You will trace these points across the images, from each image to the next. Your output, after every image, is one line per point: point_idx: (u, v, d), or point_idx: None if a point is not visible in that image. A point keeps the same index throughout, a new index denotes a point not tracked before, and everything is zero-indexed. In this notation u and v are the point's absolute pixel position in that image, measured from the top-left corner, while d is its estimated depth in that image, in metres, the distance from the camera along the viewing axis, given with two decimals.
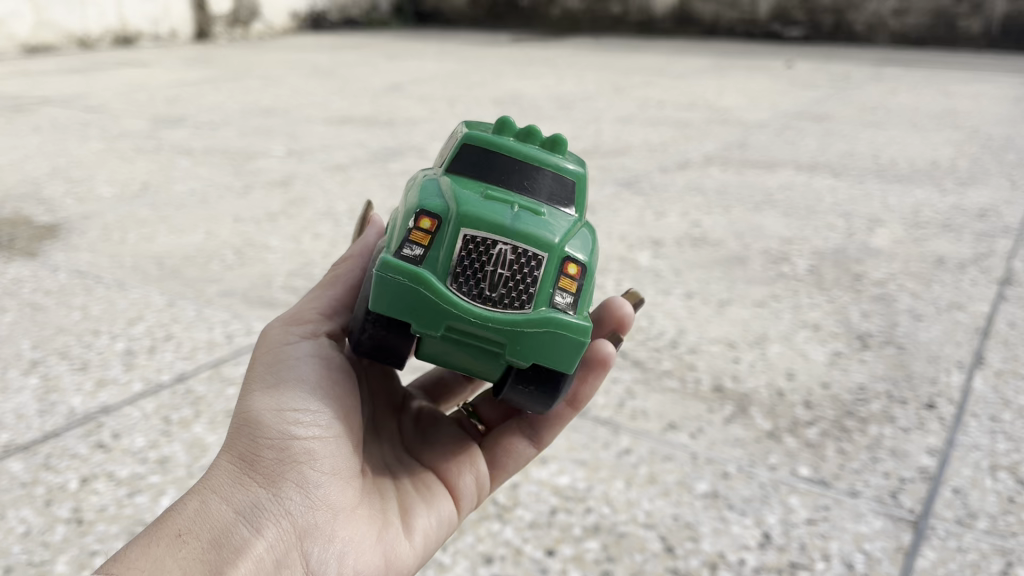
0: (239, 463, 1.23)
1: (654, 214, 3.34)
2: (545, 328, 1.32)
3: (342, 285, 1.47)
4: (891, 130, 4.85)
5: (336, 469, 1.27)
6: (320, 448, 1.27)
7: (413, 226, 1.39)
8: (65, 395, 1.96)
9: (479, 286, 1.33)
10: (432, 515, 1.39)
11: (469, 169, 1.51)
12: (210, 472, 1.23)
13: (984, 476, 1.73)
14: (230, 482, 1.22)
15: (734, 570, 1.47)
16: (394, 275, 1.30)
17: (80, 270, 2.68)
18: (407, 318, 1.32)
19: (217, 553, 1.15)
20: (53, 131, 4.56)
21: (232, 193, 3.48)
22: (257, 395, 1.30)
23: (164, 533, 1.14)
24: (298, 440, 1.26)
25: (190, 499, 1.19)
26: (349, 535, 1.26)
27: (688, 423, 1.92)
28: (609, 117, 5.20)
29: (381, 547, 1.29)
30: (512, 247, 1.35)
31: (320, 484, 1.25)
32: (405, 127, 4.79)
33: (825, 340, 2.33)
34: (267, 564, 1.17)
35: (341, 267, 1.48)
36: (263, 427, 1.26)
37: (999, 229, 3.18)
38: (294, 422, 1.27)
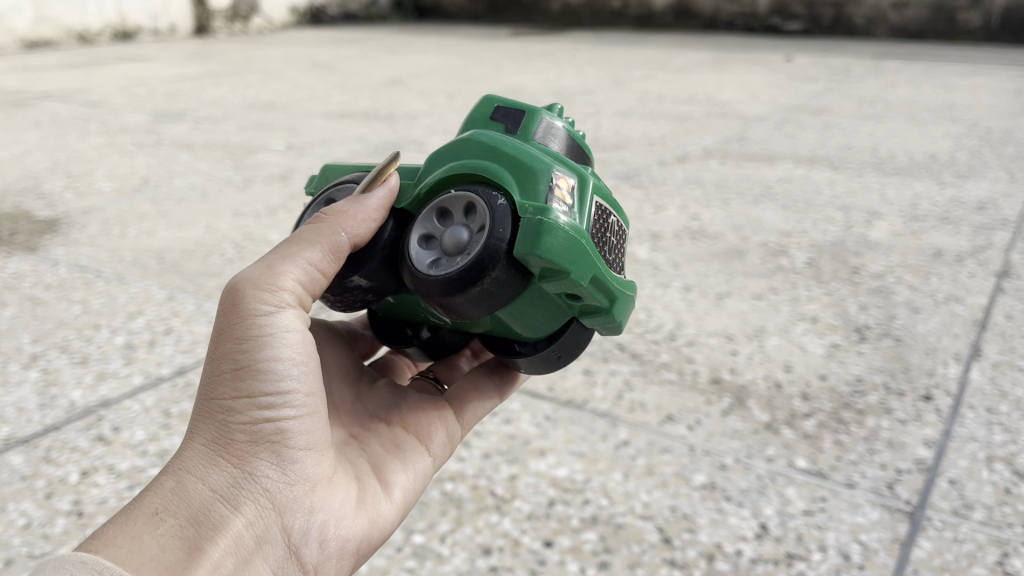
0: (214, 444, 1.21)
1: (653, 208, 3.35)
2: (634, 295, 1.45)
3: (325, 246, 1.28)
4: (890, 124, 4.86)
5: (311, 442, 1.27)
6: (296, 424, 1.25)
7: (553, 182, 1.30)
8: (65, 388, 1.97)
9: (603, 252, 1.38)
10: (410, 472, 1.42)
11: (550, 145, 1.44)
12: (183, 449, 1.21)
13: (981, 467, 1.74)
14: (205, 459, 1.20)
15: (731, 561, 1.48)
16: (560, 225, 1.24)
17: (80, 265, 2.69)
18: (563, 266, 1.24)
19: (195, 531, 1.15)
20: (54, 126, 4.57)
21: (232, 187, 3.49)
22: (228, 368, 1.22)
23: (140, 512, 1.13)
24: (273, 417, 1.23)
25: (165, 478, 1.19)
26: (327, 505, 1.27)
27: (685, 415, 1.92)
28: (609, 111, 5.21)
29: (361, 515, 1.31)
30: (612, 225, 1.45)
31: (296, 460, 1.25)
32: (405, 121, 4.79)
33: (823, 332, 2.34)
34: (245, 543, 1.18)
35: (328, 225, 1.29)
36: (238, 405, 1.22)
37: (996, 222, 3.19)
38: (269, 400, 1.22)
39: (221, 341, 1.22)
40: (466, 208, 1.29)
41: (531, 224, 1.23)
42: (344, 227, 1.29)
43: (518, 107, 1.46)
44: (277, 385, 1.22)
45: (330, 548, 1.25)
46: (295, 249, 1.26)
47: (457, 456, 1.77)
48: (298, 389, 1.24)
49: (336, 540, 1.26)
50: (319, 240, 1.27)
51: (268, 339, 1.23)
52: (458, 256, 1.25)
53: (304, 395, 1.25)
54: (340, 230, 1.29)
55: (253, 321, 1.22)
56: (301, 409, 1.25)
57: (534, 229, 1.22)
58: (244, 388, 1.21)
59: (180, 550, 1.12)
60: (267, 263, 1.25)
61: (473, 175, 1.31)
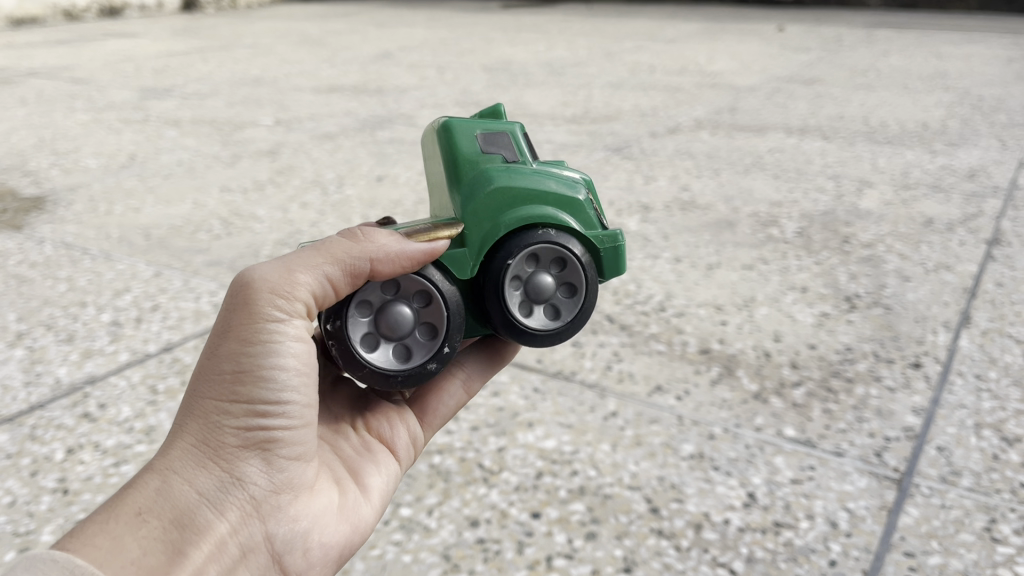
0: (204, 445, 1.11)
1: (644, 179, 3.33)
2: None
3: (341, 264, 1.13)
4: (881, 92, 4.84)
5: (302, 451, 1.17)
6: (290, 432, 1.14)
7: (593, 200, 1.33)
8: (50, 366, 1.96)
9: None
10: (384, 473, 1.30)
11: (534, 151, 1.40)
12: (169, 443, 1.11)
13: (970, 434, 1.74)
14: (193, 459, 1.10)
15: (719, 530, 1.48)
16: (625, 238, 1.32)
17: (66, 242, 2.67)
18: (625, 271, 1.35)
19: (178, 536, 1.05)
20: (40, 103, 4.53)
21: (220, 163, 3.46)
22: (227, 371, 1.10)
23: (123, 510, 1.03)
24: (267, 422, 1.12)
25: (149, 476, 1.08)
26: (311, 509, 1.18)
27: (674, 385, 1.92)
28: (600, 82, 5.18)
29: (345, 521, 1.21)
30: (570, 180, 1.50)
31: (284, 468, 1.15)
32: (394, 95, 4.75)
33: (813, 301, 2.33)
34: (227, 549, 1.09)
35: (347, 248, 1.13)
36: (233, 409, 1.11)
37: (987, 189, 3.18)
38: (266, 407, 1.11)
39: (222, 343, 1.10)
40: (561, 254, 1.24)
41: (608, 254, 1.30)
42: (372, 255, 1.13)
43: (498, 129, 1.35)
44: (277, 395, 1.12)
45: (313, 558, 1.16)
46: (313, 262, 1.12)
47: (446, 429, 1.77)
48: (298, 398, 1.14)
49: (320, 547, 1.17)
50: (336, 259, 1.12)
51: (273, 349, 1.11)
52: (545, 312, 1.26)
53: (303, 405, 1.14)
54: (366, 255, 1.13)
55: (260, 328, 1.10)
56: (298, 419, 1.14)
57: (613, 257, 1.31)
58: (243, 394, 1.10)
59: (161, 553, 1.02)
60: (286, 270, 1.11)
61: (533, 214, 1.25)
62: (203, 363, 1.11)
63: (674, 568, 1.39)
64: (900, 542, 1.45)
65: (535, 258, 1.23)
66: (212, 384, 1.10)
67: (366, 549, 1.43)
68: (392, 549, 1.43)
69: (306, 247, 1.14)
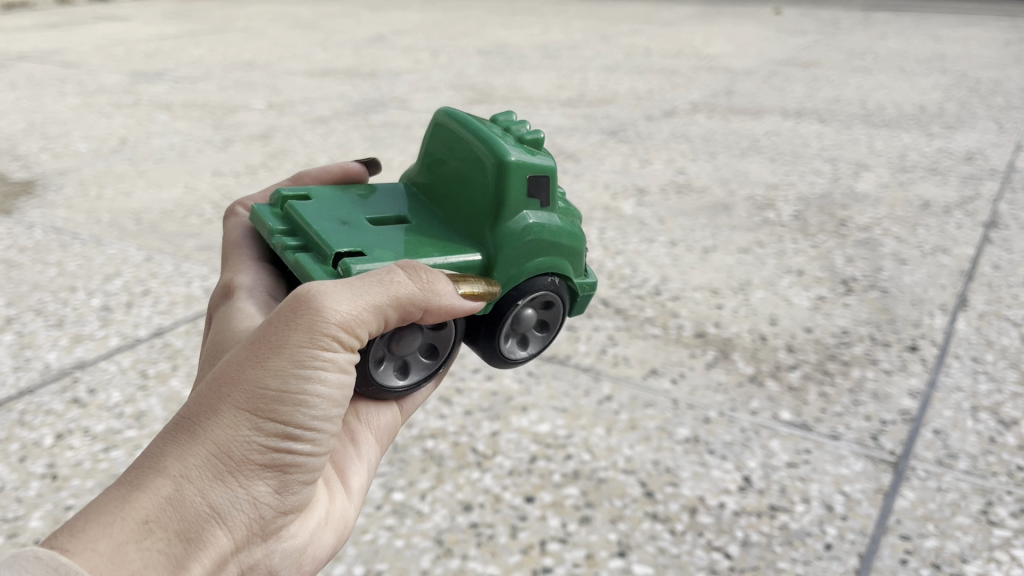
0: (230, 458, 0.94)
1: (639, 162, 3.31)
2: None
3: (402, 307, 1.03)
4: (878, 75, 4.81)
5: (313, 475, 1.06)
6: (312, 456, 1.03)
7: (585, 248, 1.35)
8: (40, 351, 1.94)
9: None
10: (365, 467, 1.26)
11: None
12: (186, 442, 0.93)
13: (966, 417, 1.73)
14: (214, 472, 0.93)
15: (713, 514, 1.47)
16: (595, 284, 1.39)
17: (56, 227, 2.64)
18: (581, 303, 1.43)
19: (183, 550, 0.90)
20: (30, 87, 4.48)
21: (212, 147, 3.43)
22: (272, 384, 0.95)
23: (130, 516, 0.86)
24: (294, 444, 1.00)
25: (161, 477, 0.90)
26: (302, 526, 1.09)
27: (669, 369, 1.91)
28: (596, 65, 5.14)
29: (328, 538, 1.13)
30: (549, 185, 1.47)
31: (295, 488, 1.04)
32: (388, 78, 4.72)
33: (810, 285, 2.31)
34: (219, 566, 0.96)
35: (408, 292, 1.03)
36: (268, 426, 0.96)
37: (984, 172, 3.17)
38: (299, 430, 0.99)
39: (274, 355, 0.95)
40: (552, 297, 1.28)
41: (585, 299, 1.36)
42: (428, 303, 1.05)
43: (541, 168, 1.25)
44: (312, 421, 1.00)
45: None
46: (381, 298, 1.01)
47: (439, 413, 1.75)
48: (326, 423, 1.03)
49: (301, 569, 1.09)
50: (399, 302, 1.03)
51: (322, 376, 0.98)
52: (516, 343, 1.29)
53: (327, 430, 1.04)
54: (421, 301, 1.05)
55: (320, 351, 0.97)
56: (321, 442, 1.04)
57: (585, 302, 1.37)
58: (282, 414, 0.97)
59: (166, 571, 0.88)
60: (357, 305, 0.98)
61: (546, 267, 1.26)
62: (243, 367, 0.95)
63: (669, 552, 1.38)
64: (895, 525, 1.44)
65: (532, 298, 1.26)
66: (252, 395, 0.94)
67: (358, 535, 1.42)
68: (384, 534, 1.42)
69: (375, 281, 1.01)
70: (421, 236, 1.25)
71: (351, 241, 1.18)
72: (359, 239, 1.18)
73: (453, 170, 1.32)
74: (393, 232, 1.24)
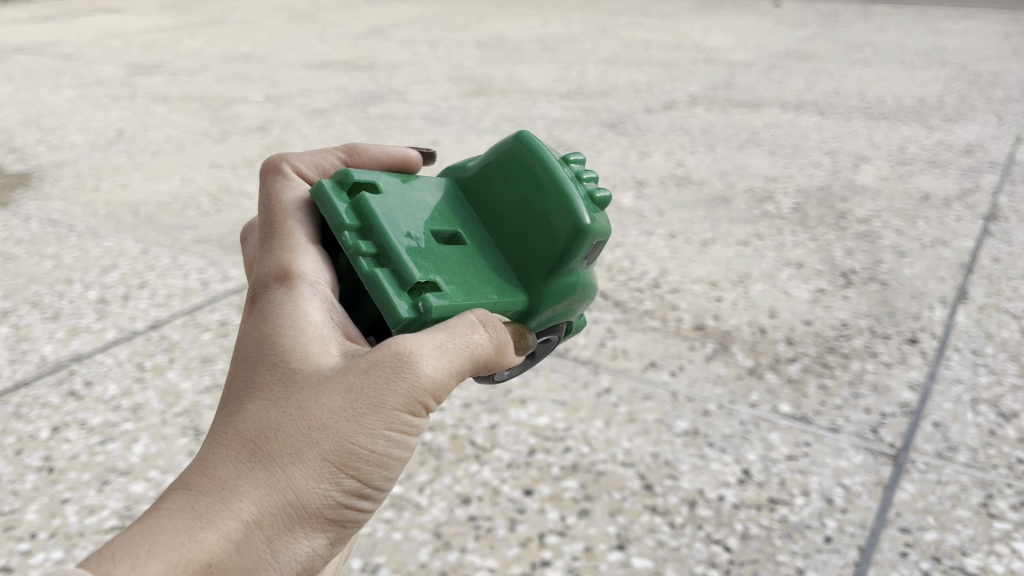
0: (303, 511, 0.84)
1: (638, 154, 3.30)
2: None
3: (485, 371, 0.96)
4: (878, 68, 4.80)
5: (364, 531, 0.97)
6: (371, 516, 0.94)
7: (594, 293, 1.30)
8: (36, 343, 1.94)
9: None
10: None
11: None
12: (260, 483, 0.82)
13: (966, 410, 1.72)
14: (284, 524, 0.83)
15: (713, 507, 1.46)
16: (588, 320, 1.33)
17: (52, 219, 2.63)
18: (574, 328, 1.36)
19: None
20: (27, 79, 4.46)
21: (209, 139, 3.42)
22: (357, 440, 0.86)
23: (196, 560, 0.75)
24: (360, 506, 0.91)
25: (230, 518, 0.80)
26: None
27: (668, 362, 1.90)
28: (594, 58, 5.13)
29: None
30: None
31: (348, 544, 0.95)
32: (386, 70, 4.70)
33: (809, 277, 2.31)
34: None
35: (492, 358, 0.96)
36: (345, 483, 0.87)
37: (984, 165, 3.16)
38: (370, 491, 0.90)
39: (368, 410, 0.86)
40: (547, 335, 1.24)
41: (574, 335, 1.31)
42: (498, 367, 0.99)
43: (607, 235, 1.14)
44: (384, 481, 0.91)
45: None
46: (473, 364, 0.93)
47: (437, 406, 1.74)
48: (392, 482, 0.94)
49: None
50: (484, 366, 0.95)
51: (405, 438, 0.90)
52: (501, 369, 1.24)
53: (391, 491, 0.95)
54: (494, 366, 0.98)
55: (411, 413, 0.88)
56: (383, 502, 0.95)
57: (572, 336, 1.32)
58: (361, 473, 0.88)
59: None
60: (451, 372, 0.91)
61: (564, 316, 1.21)
62: (334, 416, 0.85)
63: (668, 545, 1.37)
64: (895, 518, 1.43)
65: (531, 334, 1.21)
66: (337, 447, 0.85)
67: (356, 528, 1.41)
68: (382, 528, 1.41)
69: (469, 344, 0.93)
70: (470, 259, 1.12)
71: (423, 265, 1.04)
72: (428, 261, 1.06)
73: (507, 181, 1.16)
74: (447, 251, 1.10)
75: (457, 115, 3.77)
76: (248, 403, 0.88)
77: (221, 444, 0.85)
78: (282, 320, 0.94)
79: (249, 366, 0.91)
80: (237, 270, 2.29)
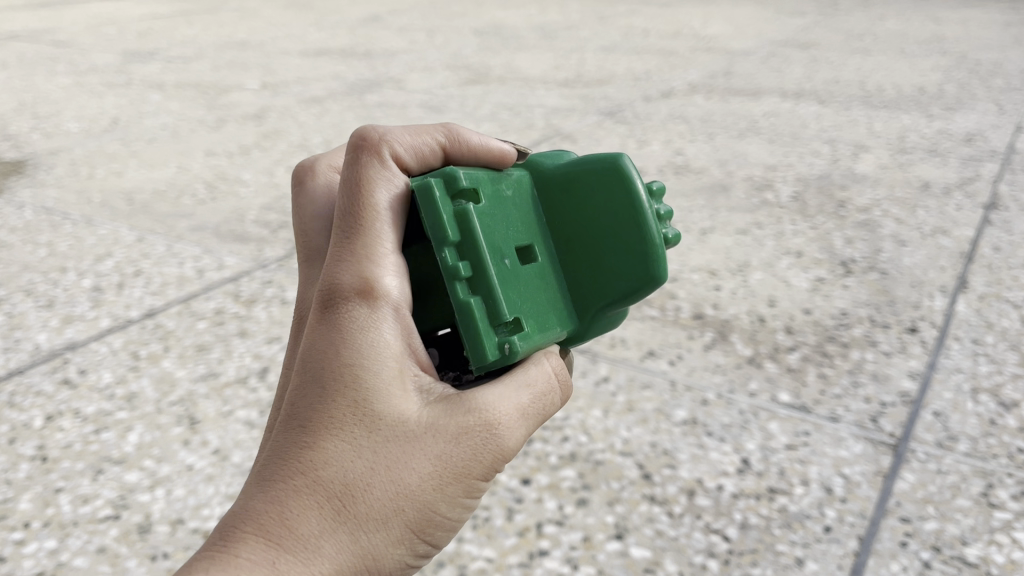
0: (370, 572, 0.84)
1: (637, 143, 3.28)
2: None
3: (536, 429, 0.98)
4: (877, 56, 4.78)
5: None
6: None
7: None
8: (29, 331, 1.92)
9: None
10: None
11: None
12: (342, 544, 0.81)
13: (967, 399, 1.71)
14: None
15: (712, 496, 1.45)
16: None
17: (46, 206, 2.61)
18: None
19: None
20: (21, 66, 4.43)
21: (205, 127, 3.40)
22: (435, 506, 0.86)
23: None
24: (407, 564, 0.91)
25: None
26: None
27: (667, 351, 1.89)
28: (593, 46, 5.10)
29: None
30: None
31: None
32: (383, 58, 4.68)
33: (809, 266, 2.29)
34: None
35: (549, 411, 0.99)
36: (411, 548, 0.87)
37: (984, 153, 3.15)
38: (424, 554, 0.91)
39: (452, 478, 0.86)
40: None
41: None
42: None
43: None
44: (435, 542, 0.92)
45: None
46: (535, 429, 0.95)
47: None
48: None
49: None
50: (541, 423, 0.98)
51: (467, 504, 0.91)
52: None
53: None
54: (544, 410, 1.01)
55: (482, 483, 0.90)
56: None
57: None
58: (427, 539, 0.88)
59: None
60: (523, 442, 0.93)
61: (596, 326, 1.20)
62: (420, 482, 0.85)
63: (666, 535, 1.36)
64: (895, 507, 1.42)
65: None
66: (418, 515, 0.85)
67: None
68: None
69: (544, 408, 0.95)
70: (543, 279, 1.07)
71: (512, 297, 0.99)
72: (513, 290, 1.00)
73: (586, 202, 1.08)
74: (525, 269, 1.05)
75: (454, 103, 3.75)
76: (328, 443, 0.83)
77: (303, 492, 0.81)
78: (362, 343, 0.87)
79: (324, 394, 0.85)
80: (233, 258, 2.27)
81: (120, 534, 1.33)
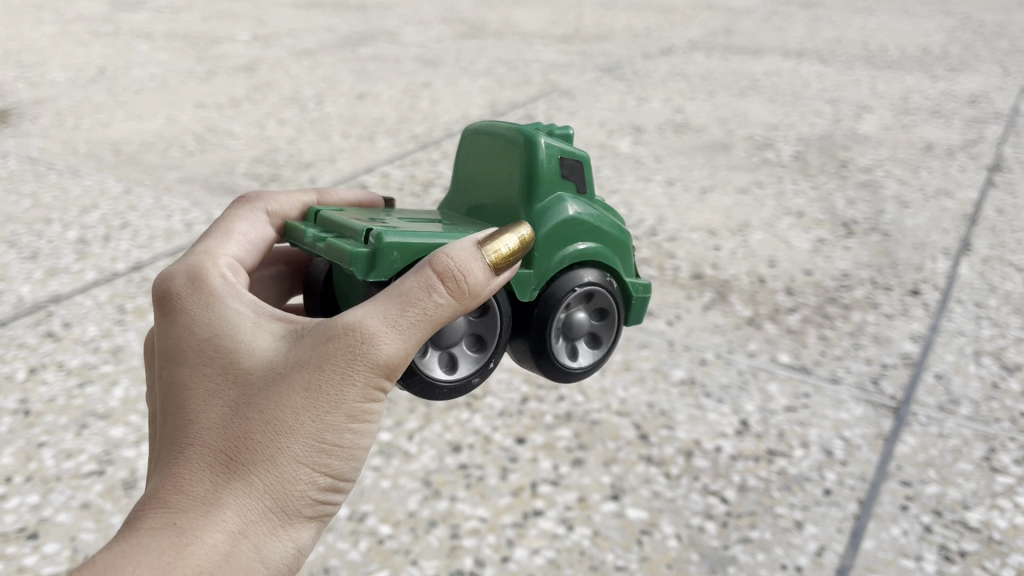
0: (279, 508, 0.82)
1: (636, 100, 3.22)
2: None
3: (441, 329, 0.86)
4: (880, 16, 4.70)
5: None
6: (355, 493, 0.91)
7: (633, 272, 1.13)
8: (13, 283, 1.87)
9: None
10: None
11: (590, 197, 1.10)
12: (234, 489, 0.80)
13: (969, 362, 1.68)
14: (267, 526, 0.81)
15: (710, 458, 1.42)
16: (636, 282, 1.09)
17: (31, 157, 2.54)
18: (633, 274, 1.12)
19: None
20: (6, 14, 4.33)
21: (194, 78, 3.32)
22: (322, 430, 0.83)
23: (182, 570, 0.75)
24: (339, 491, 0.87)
25: (209, 530, 0.78)
26: None
27: (665, 310, 1.85)
28: (592, 2, 5.00)
29: None
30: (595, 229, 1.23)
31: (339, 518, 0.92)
32: (377, 11, 4.57)
33: (810, 227, 2.25)
34: None
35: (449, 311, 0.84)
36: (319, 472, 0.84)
37: (988, 115, 3.10)
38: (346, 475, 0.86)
39: (333, 401, 0.82)
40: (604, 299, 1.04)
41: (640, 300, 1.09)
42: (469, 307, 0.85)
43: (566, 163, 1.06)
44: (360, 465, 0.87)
45: None
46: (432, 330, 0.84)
47: None
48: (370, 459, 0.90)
49: None
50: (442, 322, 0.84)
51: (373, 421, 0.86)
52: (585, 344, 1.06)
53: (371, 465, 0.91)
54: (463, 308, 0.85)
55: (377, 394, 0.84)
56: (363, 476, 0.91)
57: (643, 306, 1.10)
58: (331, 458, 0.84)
59: None
60: (414, 345, 0.84)
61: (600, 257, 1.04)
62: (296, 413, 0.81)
63: (664, 496, 1.33)
64: (896, 471, 1.40)
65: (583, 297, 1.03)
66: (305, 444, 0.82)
67: None
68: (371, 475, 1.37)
69: (423, 310, 0.82)
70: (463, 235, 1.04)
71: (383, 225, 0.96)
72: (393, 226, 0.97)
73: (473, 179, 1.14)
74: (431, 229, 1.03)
75: (450, 57, 3.67)
76: (203, 407, 0.84)
77: (187, 459, 0.82)
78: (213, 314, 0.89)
79: (192, 363, 0.86)
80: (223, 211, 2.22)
81: (104, 490, 1.30)
